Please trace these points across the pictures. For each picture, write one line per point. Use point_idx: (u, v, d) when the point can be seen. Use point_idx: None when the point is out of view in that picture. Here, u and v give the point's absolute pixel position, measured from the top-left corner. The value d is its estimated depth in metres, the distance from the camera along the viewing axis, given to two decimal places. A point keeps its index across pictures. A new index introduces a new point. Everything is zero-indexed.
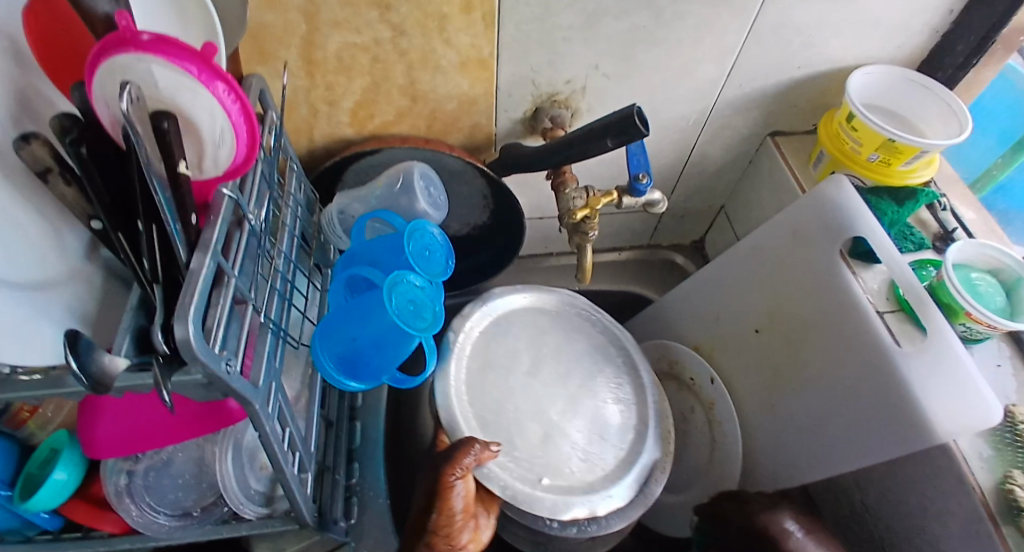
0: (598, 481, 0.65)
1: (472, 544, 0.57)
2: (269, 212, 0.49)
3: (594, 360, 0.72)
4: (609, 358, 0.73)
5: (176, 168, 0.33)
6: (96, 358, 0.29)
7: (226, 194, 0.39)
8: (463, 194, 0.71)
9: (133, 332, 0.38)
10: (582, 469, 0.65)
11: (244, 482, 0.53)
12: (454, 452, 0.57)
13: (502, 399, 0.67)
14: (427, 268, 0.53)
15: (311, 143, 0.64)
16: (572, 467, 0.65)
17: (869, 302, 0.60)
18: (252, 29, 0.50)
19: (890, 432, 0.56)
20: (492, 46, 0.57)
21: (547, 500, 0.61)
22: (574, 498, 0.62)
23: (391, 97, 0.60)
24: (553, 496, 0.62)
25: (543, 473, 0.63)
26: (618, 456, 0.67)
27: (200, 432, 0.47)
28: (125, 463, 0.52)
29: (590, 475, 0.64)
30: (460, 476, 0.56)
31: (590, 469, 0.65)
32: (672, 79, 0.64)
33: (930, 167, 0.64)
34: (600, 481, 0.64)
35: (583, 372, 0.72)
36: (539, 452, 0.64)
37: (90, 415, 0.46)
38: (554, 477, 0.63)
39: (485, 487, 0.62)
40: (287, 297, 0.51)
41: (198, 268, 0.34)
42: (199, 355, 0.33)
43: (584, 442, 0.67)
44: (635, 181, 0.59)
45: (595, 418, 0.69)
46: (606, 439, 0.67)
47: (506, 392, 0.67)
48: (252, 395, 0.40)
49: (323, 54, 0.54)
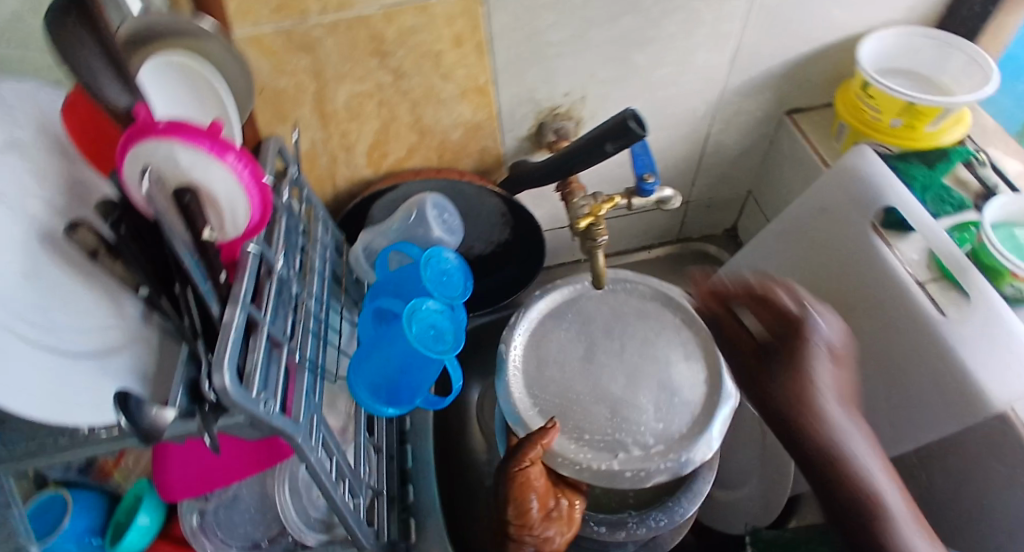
0: (676, 444, 0.60)
1: (556, 534, 0.57)
2: (295, 258, 0.53)
3: (650, 328, 0.69)
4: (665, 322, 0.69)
5: (201, 236, 0.37)
6: (145, 413, 0.35)
7: (252, 250, 0.43)
8: (481, 215, 0.73)
9: (186, 384, 0.41)
10: (659, 433, 0.61)
11: (305, 512, 0.57)
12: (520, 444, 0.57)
13: (564, 389, 0.65)
14: (447, 292, 0.56)
15: (335, 190, 0.67)
16: (646, 435, 0.61)
17: (909, 274, 0.57)
18: (268, 94, 0.54)
19: (945, 407, 0.53)
20: (487, 72, 0.59)
21: (624, 477, 0.59)
22: (653, 465, 0.59)
23: (401, 134, 0.63)
24: (628, 468, 0.59)
25: (617, 448, 0.60)
26: (695, 416, 0.62)
27: (259, 467, 0.52)
28: (198, 503, 0.58)
29: (664, 442, 0.60)
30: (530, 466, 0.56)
31: (665, 433, 0.61)
32: (670, 74, 0.64)
33: (959, 124, 0.62)
34: (678, 443, 0.60)
35: (642, 341, 0.68)
36: (608, 427, 0.62)
37: (160, 462, 0.51)
38: (628, 451, 0.60)
39: (563, 478, 0.62)
40: (321, 335, 0.55)
41: (230, 320, 0.39)
42: (237, 398, 0.37)
43: (654, 406, 0.63)
44: (642, 181, 0.59)
45: (663, 384, 0.64)
46: (676, 403, 0.63)
47: (566, 381, 0.65)
48: (295, 430, 0.44)
49: (334, 106, 0.58)
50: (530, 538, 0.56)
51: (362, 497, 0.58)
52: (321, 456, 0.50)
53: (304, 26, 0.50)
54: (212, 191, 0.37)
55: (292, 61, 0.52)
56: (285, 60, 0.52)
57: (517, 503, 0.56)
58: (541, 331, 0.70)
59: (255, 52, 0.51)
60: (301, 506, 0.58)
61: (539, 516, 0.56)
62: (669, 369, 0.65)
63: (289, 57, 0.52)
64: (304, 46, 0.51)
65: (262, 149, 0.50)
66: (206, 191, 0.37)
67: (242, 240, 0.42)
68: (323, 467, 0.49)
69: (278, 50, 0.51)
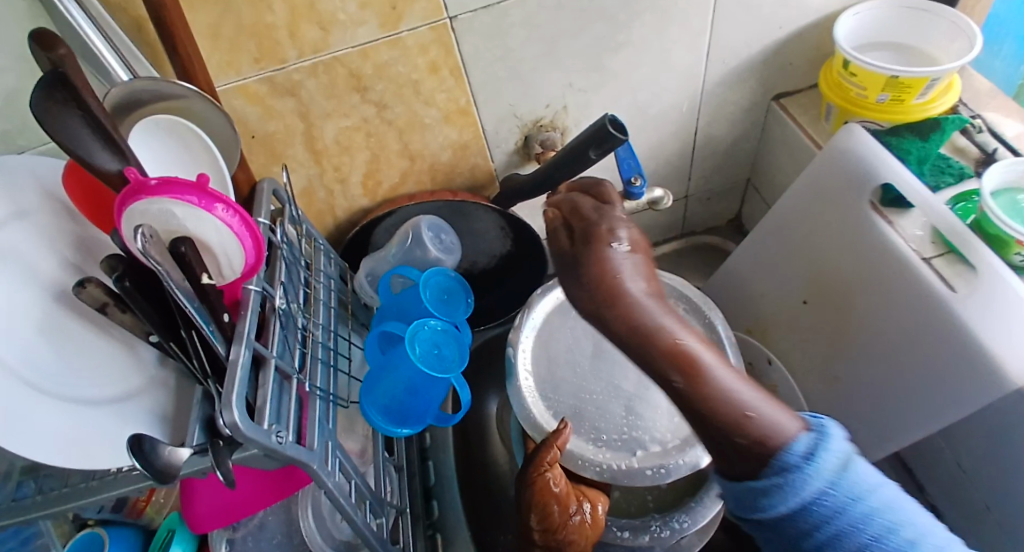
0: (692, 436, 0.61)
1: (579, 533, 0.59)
2: (300, 291, 0.55)
3: None
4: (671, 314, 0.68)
5: (199, 280, 0.39)
6: (159, 453, 0.38)
7: (253, 289, 0.45)
8: (479, 231, 0.74)
9: (201, 421, 0.43)
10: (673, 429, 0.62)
11: (330, 535, 0.60)
12: (537, 450, 0.59)
13: (578, 390, 0.66)
14: (448, 310, 0.57)
15: (335, 221, 0.70)
16: (662, 431, 0.62)
17: (912, 250, 0.56)
18: (260, 138, 0.57)
19: (962, 381, 0.52)
20: (467, 94, 0.61)
21: (641, 474, 0.59)
22: (672, 462, 0.59)
23: (392, 162, 0.65)
24: (644, 464, 0.59)
25: (635, 446, 0.61)
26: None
27: (281, 494, 0.55)
28: (227, 532, 0.59)
29: (679, 437, 0.61)
30: (548, 470, 0.58)
31: (679, 427, 0.61)
32: (649, 75, 0.65)
33: (949, 91, 0.60)
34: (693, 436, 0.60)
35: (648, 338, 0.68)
36: (624, 427, 0.63)
37: (187, 497, 0.53)
38: (646, 448, 0.61)
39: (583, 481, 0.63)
40: (331, 363, 0.57)
41: (235, 359, 0.40)
42: (248, 432, 0.39)
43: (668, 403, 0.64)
44: (629, 184, 0.58)
45: None
46: None
47: (579, 383, 0.66)
48: (309, 457, 0.46)
49: (324, 143, 0.61)
50: (556, 539, 0.58)
51: (384, 517, 0.60)
52: (340, 482, 0.51)
53: (285, 72, 0.52)
54: (205, 239, 0.40)
55: (278, 105, 0.55)
56: (272, 105, 0.55)
57: (540, 509, 0.58)
58: (550, 331, 0.69)
59: (243, 101, 0.53)
60: (326, 529, 0.60)
61: (564, 517, 0.58)
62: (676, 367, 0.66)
63: (275, 102, 0.55)
64: (288, 90, 0.54)
65: (257, 192, 0.52)
66: (199, 240, 0.40)
67: (241, 280, 0.45)
68: (342, 492, 0.50)
69: (264, 97, 0.54)
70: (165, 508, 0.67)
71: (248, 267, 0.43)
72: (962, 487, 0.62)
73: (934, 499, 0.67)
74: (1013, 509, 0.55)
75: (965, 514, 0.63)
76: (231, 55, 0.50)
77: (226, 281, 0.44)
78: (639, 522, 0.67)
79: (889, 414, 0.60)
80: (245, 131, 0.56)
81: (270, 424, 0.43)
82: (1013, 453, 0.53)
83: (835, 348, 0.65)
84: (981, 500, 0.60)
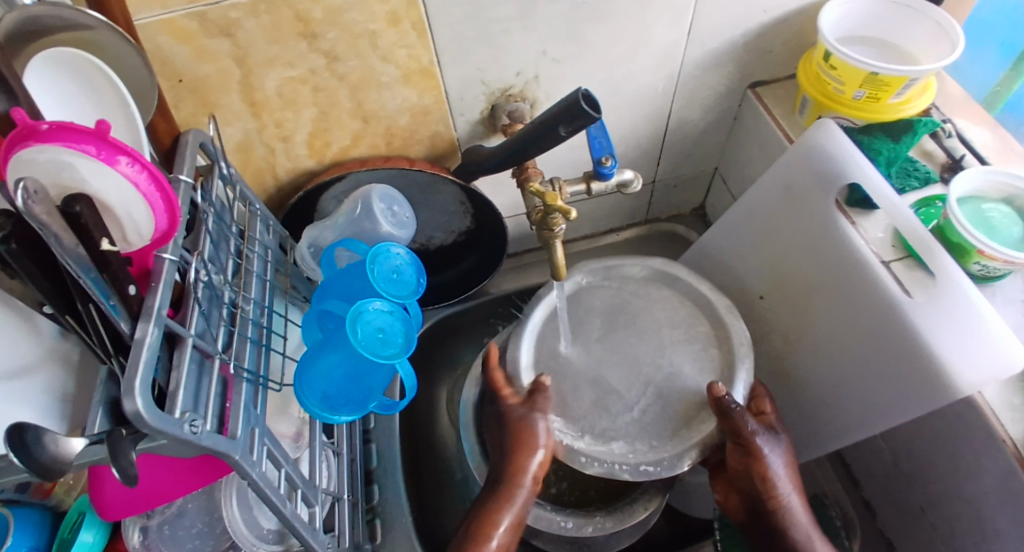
0: (650, 450, 0.58)
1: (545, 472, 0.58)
2: (228, 261, 0.49)
3: (675, 323, 0.65)
4: (693, 320, 0.65)
5: (98, 247, 0.33)
6: (43, 445, 0.33)
7: (168, 258, 0.39)
8: (438, 204, 0.69)
9: (105, 404, 0.38)
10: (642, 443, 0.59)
11: (255, 524, 0.55)
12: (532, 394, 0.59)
13: (566, 367, 0.63)
14: (396, 291, 0.52)
15: (278, 181, 0.64)
16: (621, 434, 0.59)
17: (872, 252, 0.56)
18: (189, 83, 0.50)
19: (908, 387, 0.52)
20: (430, 53, 0.55)
21: (578, 455, 0.58)
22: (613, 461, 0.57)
23: (343, 122, 0.59)
24: (587, 451, 0.58)
25: (587, 431, 0.59)
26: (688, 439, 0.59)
27: (201, 482, 0.50)
28: (140, 520, 0.55)
29: (640, 446, 0.58)
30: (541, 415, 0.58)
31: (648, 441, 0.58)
32: (629, 49, 0.61)
33: (925, 93, 0.60)
34: (659, 452, 0.58)
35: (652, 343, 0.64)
36: (587, 411, 0.61)
37: (94, 484, 0.48)
38: (598, 439, 0.59)
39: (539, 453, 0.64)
40: (263, 342, 0.52)
41: (141, 337, 0.35)
42: (153, 423, 0.34)
43: (640, 409, 0.60)
44: (598, 164, 0.55)
45: (660, 387, 0.61)
46: (664, 411, 0.60)
47: (573, 358, 0.64)
48: (230, 447, 0.41)
49: (265, 94, 0.54)
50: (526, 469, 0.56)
51: (318, 506, 0.55)
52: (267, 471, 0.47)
53: (219, 8, 0.45)
54: (107, 199, 0.34)
55: (211, 46, 0.48)
56: (204, 46, 0.48)
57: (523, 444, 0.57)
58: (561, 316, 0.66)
59: (169, 37, 0.46)
60: (251, 518, 0.55)
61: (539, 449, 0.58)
62: (677, 378, 0.62)
63: (208, 41, 0.48)
64: (223, 29, 0.47)
65: (180, 145, 0.46)
66: (99, 200, 0.34)
67: (153, 247, 0.39)
68: (268, 481, 0.46)
69: (195, 35, 0.47)
70: (76, 490, 0.60)
71: (160, 233, 0.38)
72: (897, 486, 0.64)
73: (868, 496, 0.70)
74: (945, 510, 0.58)
75: (898, 511, 0.66)
76: None
77: (133, 248, 0.38)
78: (583, 513, 0.66)
79: (840, 418, 0.60)
80: (170, 73, 0.49)
81: (182, 412, 0.38)
82: (951, 459, 0.55)
83: (790, 347, 0.65)
84: (916, 503, 0.62)
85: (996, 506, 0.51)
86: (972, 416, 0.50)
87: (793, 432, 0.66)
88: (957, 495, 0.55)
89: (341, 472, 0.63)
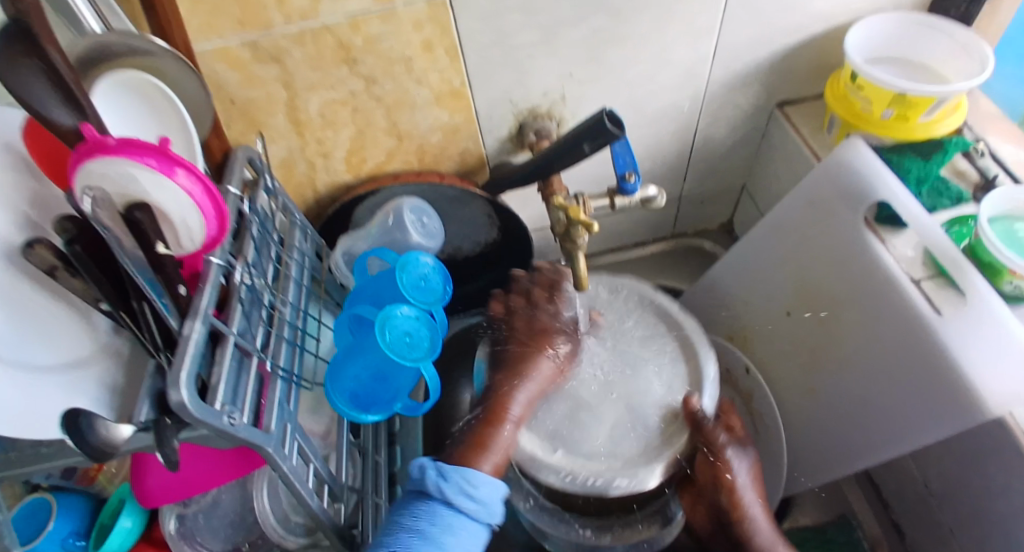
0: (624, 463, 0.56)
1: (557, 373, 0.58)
2: (269, 266, 0.52)
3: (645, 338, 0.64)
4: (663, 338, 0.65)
5: (154, 249, 0.37)
6: (97, 430, 0.36)
7: (215, 261, 0.43)
8: (466, 218, 0.72)
9: (153, 396, 0.42)
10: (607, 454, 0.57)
11: (284, 517, 0.57)
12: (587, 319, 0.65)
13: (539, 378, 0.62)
14: (423, 298, 0.54)
15: (316, 194, 0.68)
16: (596, 445, 0.57)
17: (902, 271, 0.55)
18: (240, 105, 0.54)
19: (935, 408, 0.51)
20: (461, 76, 0.58)
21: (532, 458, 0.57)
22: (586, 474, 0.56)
23: (378, 140, 0.63)
24: (541, 453, 0.57)
25: (559, 444, 0.58)
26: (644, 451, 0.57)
27: (236, 474, 0.52)
28: (177, 508, 0.58)
29: (615, 460, 0.56)
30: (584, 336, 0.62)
31: (612, 451, 0.57)
32: (653, 70, 0.63)
33: (956, 113, 0.59)
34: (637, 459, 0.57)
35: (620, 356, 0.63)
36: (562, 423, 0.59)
37: (138, 471, 0.52)
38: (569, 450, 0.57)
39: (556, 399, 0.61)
40: (298, 343, 0.55)
41: (188, 333, 0.38)
42: (196, 413, 0.36)
43: (614, 422, 0.59)
44: (622, 180, 0.57)
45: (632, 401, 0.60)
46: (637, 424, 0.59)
47: None
48: (265, 440, 0.43)
49: (308, 115, 0.58)
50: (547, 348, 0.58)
51: (343, 502, 0.57)
52: (298, 466, 0.50)
53: (270, 38, 0.49)
54: (164, 208, 0.37)
55: (261, 72, 0.52)
56: (254, 72, 0.52)
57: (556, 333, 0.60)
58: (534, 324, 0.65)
59: (225, 65, 0.50)
60: (280, 511, 0.57)
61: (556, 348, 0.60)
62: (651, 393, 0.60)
63: (258, 68, 0.52)
64: (272, 56, 0.51)
65: (230, 159, 0.49)
66: (157, 208, 0.37)
67: (202, 252, 0.42)
68: (299, 475, 0.48)
69: (246, 63, 0.51)
70: (117, 478, 0.63)
71: (208, 240, 0.41)
72: (927, 512, 0.62)
73: (898, 521, 0.68)
74: (975, 540, 0.56)
75: (927, 537, 0.64)
76: (211, 14, 0.46)
77: (185, 251, 0.41)
78: (602, 522, 0.67)
79: (865, 440, 0.59)
80: (223, 95, 0.53)
81: (222, 405, 0.40)
82: (981, 486, 0.53)
83: (816, 364, 0.64)
84: (946, 527, 0.60)
85: None
86: (1001, 441, 0.49)
87: (817, 452, 0.64)
88: (988, 524, 0.53)
89: (364, 469, 0.65)
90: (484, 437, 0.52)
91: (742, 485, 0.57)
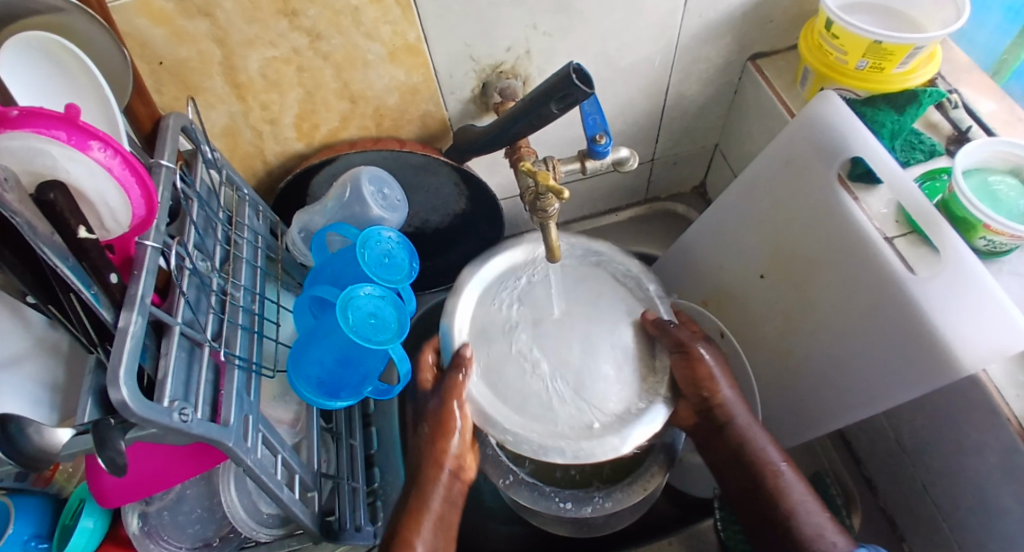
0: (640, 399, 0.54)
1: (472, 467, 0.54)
2: (216, 248, 0.48)
3: (587, 288, 0.61)
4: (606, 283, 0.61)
5: (76, 235, 0.33)
6: (28, 435, 0.32)
7: (151, 245, 0.38)
8: (432, 187, 0.68)
9: (94, 394, 0.38)
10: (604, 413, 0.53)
11: (255, 510, 0.55)
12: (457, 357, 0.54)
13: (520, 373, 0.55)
14: (388, 276, 0.51)
15: (267, 165, 0.63)
16: (613, 400, 0.53)
17: (875, 228, 0.54)
18: (170, 66, 0.49)
19: (913, 363, 0.51)
20: (415, 29, 0.53)
21: (532, 443, 0.51)
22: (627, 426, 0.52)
23: (330, 103, 0.58)
24: (539, 438, 0.51)
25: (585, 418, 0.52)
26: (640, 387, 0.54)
27: (197, 467, 0.50)
28: (140, 506, 0.55)
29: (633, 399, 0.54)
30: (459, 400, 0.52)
31: (606, 407, 0.53)
32: (622, 20, 0.59)
33: (931, 62, 0.58)
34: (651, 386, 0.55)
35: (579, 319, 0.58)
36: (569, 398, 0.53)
37: (92, 472, 0.48)
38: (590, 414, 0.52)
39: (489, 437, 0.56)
40: (256, 329, 0.51)
41: (125, 326, 0.34)
42: (139, 412, 0.33)
43: (616, 370, 0.55)
44: (593, 142, 0.54)
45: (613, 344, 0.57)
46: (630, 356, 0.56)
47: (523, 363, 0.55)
48: (223, 434, 0.41)
49: (248, 77, 0.53)
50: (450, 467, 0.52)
51: (316, 490, 0.56)
52: (264, 457, 0.47)
53: None
54: (83, 187, 0.33)
55: (189, 27, 0.47)
56: (181, 27, 0.46)
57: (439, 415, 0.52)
58: (483, 300, 0.59)
59: (145, 20, 0.45)
60: (250, 504, 0.55)
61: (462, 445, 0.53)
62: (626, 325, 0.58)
63: (185, 22, 0.46)
64: (200, 9, 0.46)
65: (162, 129, 0.45)
66: (75, 189, 0.33)
67: (135, 234, 0.38)
68: (265, 468, 0.46)
69: (171, 16, 0.45)
70: (76, 478, 0.61)
71: (140, 220, 0.37)
72: (900, 466, 0.64)
73: (871, 475, 0.70)
74: (947, 490, 0.57)
75: (899, 490, 0.65)
76: None
77: (113, 235, 0.37)
78: (582, 493, 0.66)
79: (841, 399, 0.59)
80: (149, 56, 0.47)
81: (171, 401, 0.37)
82: (955, 438, 0.54)
83: (790, 324, 0.64)
84: (918, 480, 0.61)
85: (1001, 486, 0.50)
86: (975, 392, 0.49)
87: (793, 411, 0.65)
88: (960, 474, 0.54)
89: (337, 456, 0.63)
90: (415, 511, 0.51)
91: (716, 377, 0.54)
